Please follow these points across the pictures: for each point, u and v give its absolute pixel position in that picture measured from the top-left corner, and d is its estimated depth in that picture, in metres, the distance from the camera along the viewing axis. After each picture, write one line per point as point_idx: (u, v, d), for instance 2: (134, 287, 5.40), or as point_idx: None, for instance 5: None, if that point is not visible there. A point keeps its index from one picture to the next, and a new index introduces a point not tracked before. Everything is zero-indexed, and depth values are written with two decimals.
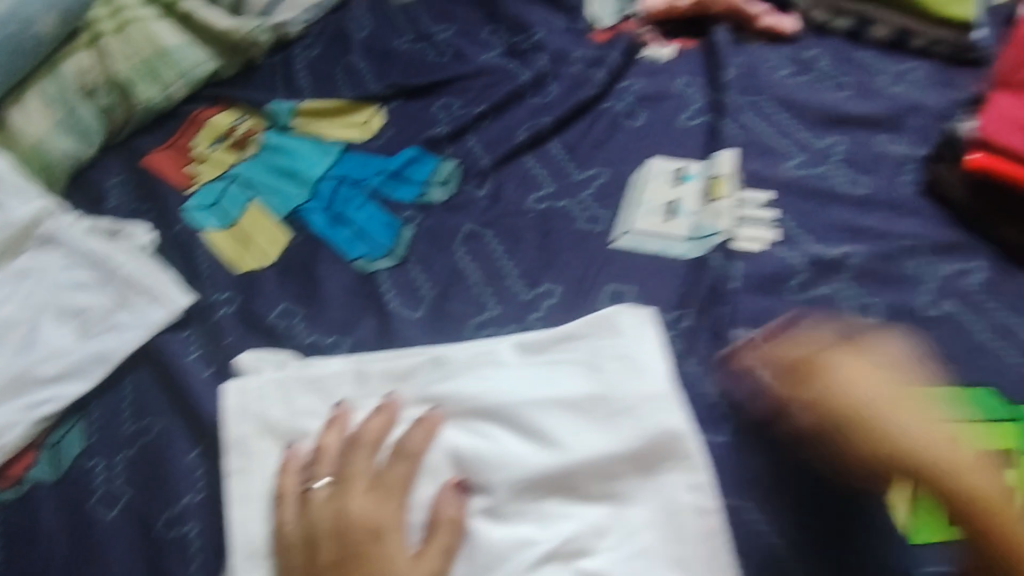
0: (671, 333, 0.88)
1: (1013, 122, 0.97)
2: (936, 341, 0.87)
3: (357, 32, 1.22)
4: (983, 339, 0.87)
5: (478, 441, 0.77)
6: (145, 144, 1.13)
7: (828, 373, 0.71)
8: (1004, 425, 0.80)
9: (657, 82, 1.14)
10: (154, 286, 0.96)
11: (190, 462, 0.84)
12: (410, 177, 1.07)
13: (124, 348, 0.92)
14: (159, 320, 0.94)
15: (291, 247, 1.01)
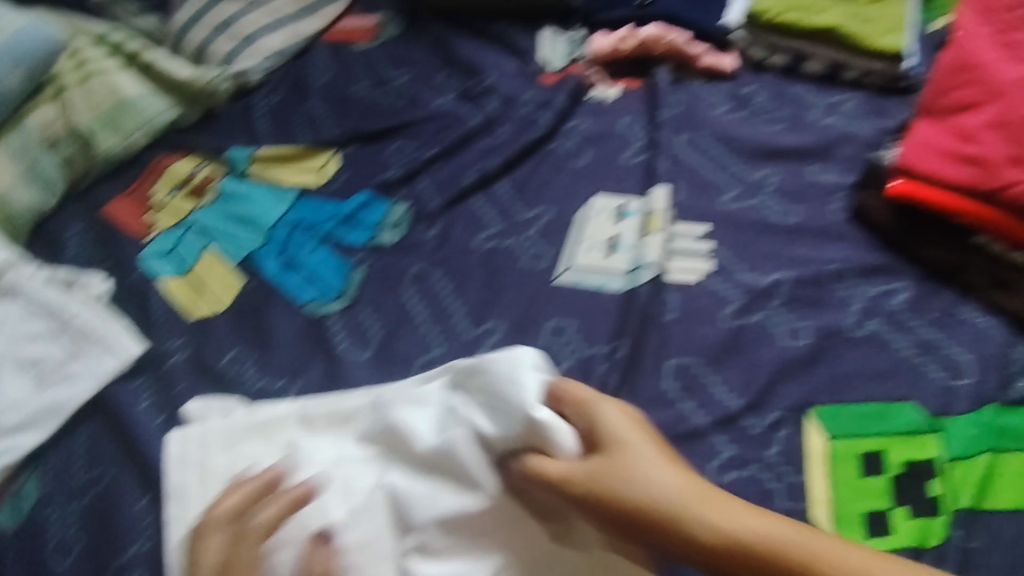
0: (669, 371, 0.80)
1: (938, 148, 0.89)
2: (901, 382, 0.78)
3: (317, 80, 1.22)
4: (908, 354, 0.80)
5: (378, 488, 0.70)
6: (106, 194, 1.11)
7: (621, 476, 0.64)
8: (957, 439, 0.75)
9: (602, 121, 1.07)
10: (109, 335, 0.87)
11: (137, 512, 0.77)
12: (363, 219, 0.95)
13: (78, 396, 0.84)
14: (112, 372, 0.85)
15: (243, 293, 0.91)
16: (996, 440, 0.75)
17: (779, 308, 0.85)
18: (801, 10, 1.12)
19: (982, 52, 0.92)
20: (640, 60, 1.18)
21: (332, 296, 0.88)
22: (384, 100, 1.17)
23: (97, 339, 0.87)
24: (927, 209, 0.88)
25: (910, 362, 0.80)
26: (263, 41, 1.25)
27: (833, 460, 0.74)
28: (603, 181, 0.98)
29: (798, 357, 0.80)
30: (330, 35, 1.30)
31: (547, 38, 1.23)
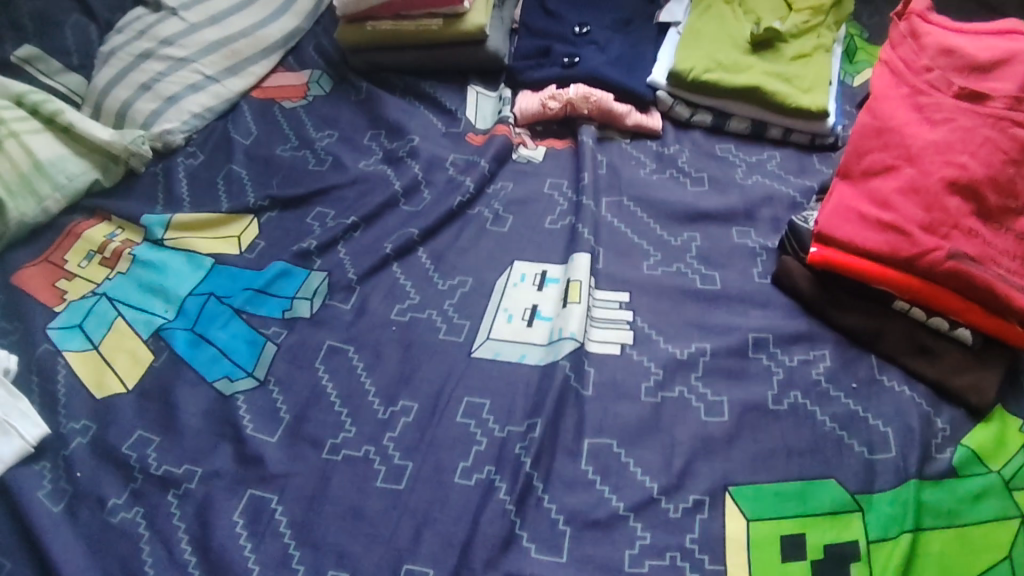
0: (590, 447, 0.76)
1: (855, 213, 0.86)
2: (826, 456, 0.76)
3: (242, 140, 1.20)
4: (831, 429, 0.78)
5: None
6: (18, 259, 1.03)
7: None
8: (880, 515, 0.71)
9: (527, 185, 1.05)
10: (6, 415, 0.76)
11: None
12: (277, 292, 0.91)
13: None
14: (9, 458, 0.75)
15: (152, 369, 0.85)
16: (918, 515, 0.72)
17: (699, 380, 0.82)
18: (722, 70, 1.12)
19: (895, 114, 0.91)
20: (569, 118, 1.16)
21: (241, 374, 0.83)
22: (305, 162, 1.15)
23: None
24: (845, 274, 0.85)
25: (834, 435, 0.78)
26: (185, 101, 1.21)
27: (756, 546, 0.70)
28: (523, 250, 0.95)
29: (719, 434, 0.78)
30: (259, 92, 1.29)
31: (479, 96, 1.24)
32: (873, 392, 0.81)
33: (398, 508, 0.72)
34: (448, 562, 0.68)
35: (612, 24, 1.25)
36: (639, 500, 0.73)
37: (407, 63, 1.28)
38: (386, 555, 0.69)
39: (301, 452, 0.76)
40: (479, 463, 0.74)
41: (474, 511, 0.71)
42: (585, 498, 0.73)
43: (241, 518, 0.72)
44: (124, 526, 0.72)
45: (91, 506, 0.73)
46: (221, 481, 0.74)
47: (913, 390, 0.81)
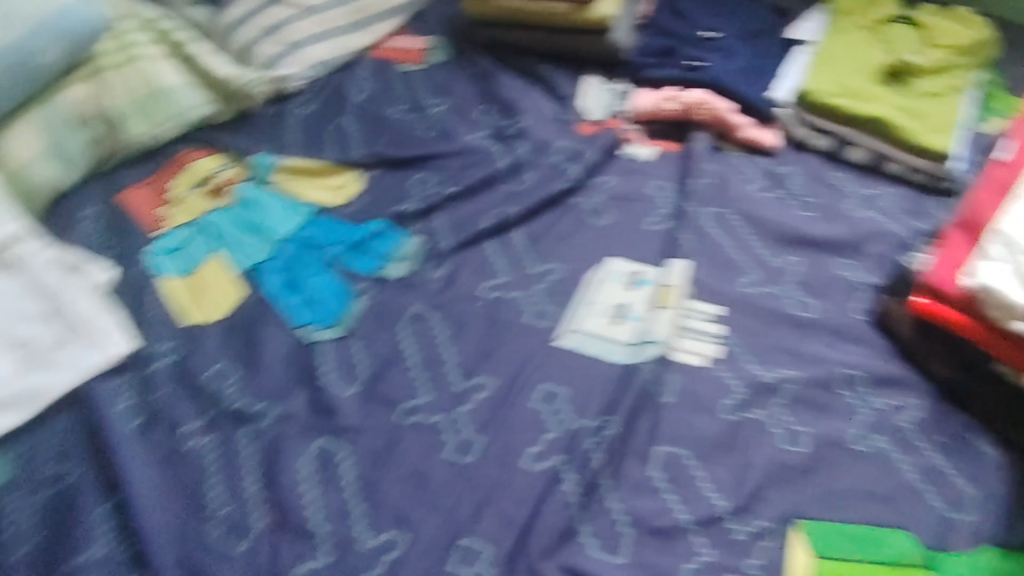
0: (665, 455, 0.75)
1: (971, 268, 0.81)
2: (902, 505, 0.73)
3: (355, 96, 1.21)
4: (911, 479, 0.75)
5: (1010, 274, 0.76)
6: (127, 179, 1.06)
7: None
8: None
9: (631, 183, 1.04)
10: (100, 326, 0.79)
11: (93, 519, 0.67)
12: (372, 250, 0.92)
13: (56, 388, 0.74)
14: (89, 370, 0.76)
15: (241, 305, 0.86)
16: None
17: (781, 407, 0.80)
18: (849, 96, 1.09)
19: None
20: (682, 124, 1.15)
21: (326, 325, 0.83)
22: (414, 126, 1.15)
23: (85, 334, 0.79)
24: (946, 327, 0.81)
25: (914, 486, 0.75)
26: (308, 50, 1.23)
27: None
28: (618, 247, 0.94)
29: (796, 464, 0.75)
30: (379, 52, 1.29)
31: (590, 86, 1.23)
32: (959, 454, 0.77)
33: (462, 482, 0.71)
34: (506, 544, 0.67)
35: (743, 35, 1.23)
36: (704, 517, 0.71)
37: (527, 43, 1.28)
38: (445, 526, 0.68)
39: (373, 409, 0.76)
40: (548, 451, 0.73)
41: (539, 498, 0.70)
42: (650, 504, 0.71)
43: (309, 465, 0.71)
44: (193, 451, 0.72)
45: (167, 424, 0.74)
46: (293, 424, 0.74)
47: (1005, 454, 0.77)
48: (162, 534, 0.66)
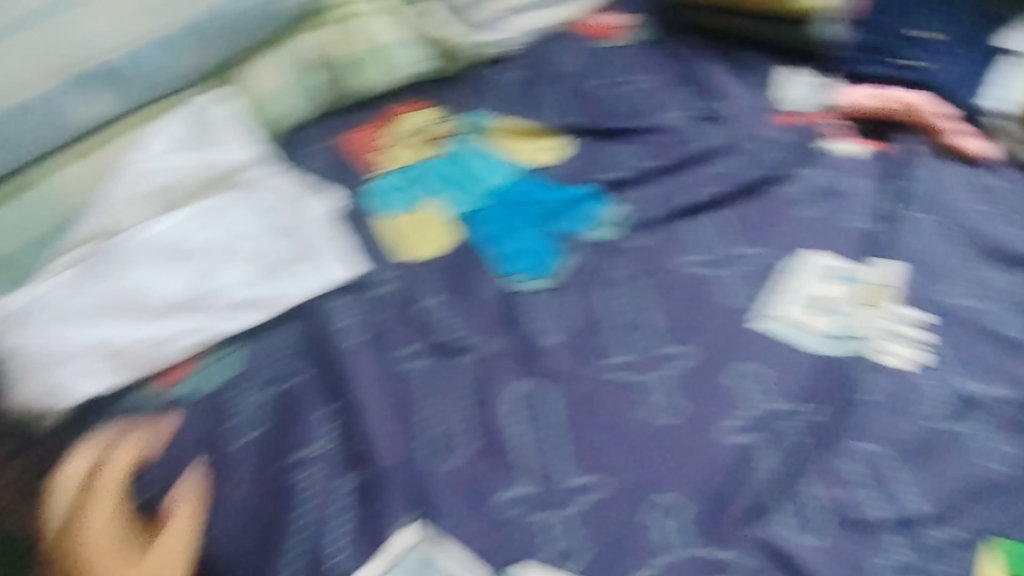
0: (866, 451, 0.74)
1: None
2: None
3: (562, 62, 1.22)
4: None
5: None
6: (354, 122, 1.13)
7: None
8: None
9: (840, 176, 1.00)
10: (331, 248, 0.87)
11: (318, 419, 0.74)
12: (581, 211, 0.95)
13: (293, 297, 0.83)
14: (319, 289, 0.84)
15: (457, 247, 0.90)
16: None
17: (990, 423, 0.77)
18: None
19: None
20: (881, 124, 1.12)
21: (539, 275, 0.87)
22: (624, 98, 1.17)
23: (314, 256, 0.86)
24: None
25: None
26: (520, 18, 1.26)
27: None
28: (824, 238, 0.93)
29: (1003, 481, 0.72)
30: (585, 23, 1.31)
31: (786, 78, 1.19)
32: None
33: (662, 442, 0.73)
34: (703, 507, 0.69)
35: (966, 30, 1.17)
36: (901, 515, 0.70)
37: (718, 29, 1.25)
38: (642, 478, 0.71)
39: (577, 360, 0.79)
40: (749, 426, 0.75)
41: (740, 470, 0.72)
42: (846, 495, 0.71)
43: (517, 400, 0.76)
44: (411, 372, 0.78)
45: (388, 344, 0.80)
46: (502, 362, 0.79)
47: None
48: (387, 448, 0.71)
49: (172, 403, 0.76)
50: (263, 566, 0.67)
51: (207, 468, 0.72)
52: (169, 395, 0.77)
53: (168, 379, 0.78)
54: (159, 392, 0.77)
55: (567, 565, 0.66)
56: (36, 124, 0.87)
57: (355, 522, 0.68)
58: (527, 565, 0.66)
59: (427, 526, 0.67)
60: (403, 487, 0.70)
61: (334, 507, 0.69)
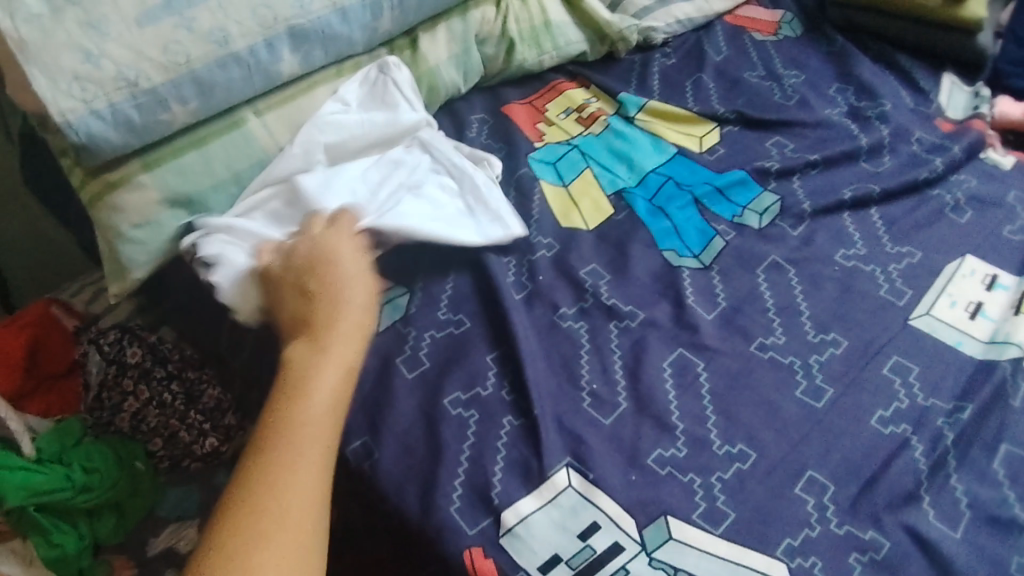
0: (1007, 453, 0.74)
1: None
2: None
3: (713, 55, 1.26)
4: None
5: None
6: (510, 95, 1.17)
7: None
8: None
9: (991, 187, 1.02)
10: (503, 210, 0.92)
11: (484, 362, 0.81)
12: (732, 197, 0.98)
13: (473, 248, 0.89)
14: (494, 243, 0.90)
15: (612, 222, 0.95)
16: None
17: None
18: None
19: None
20: None
21: (688, 254, 0.92)
22: (772, 93, 1.20)
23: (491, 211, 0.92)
24: None
25: None
26: (674, 7, 1.30)
27: None
28: (976, 247, 0.94)
29: None
30: (733, 19, 1.34)
31: (944, 85, 1.22)
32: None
33: (812, 423, 0.76)
34: (850, 488, 0.72)
35: None
36: None
37: (883, 31, 1.30)
38: (789, 456, 0.73)
39: (729, 337, 0.83)
40: (896, 418, 0.77)
41: (885, 458, 0.74)
42: (992, 493, 0.72)
43: (669, 368, 0.80)
44: (570, 332, 0.84)
45: (549, 306, 0.86)
46: (655, 331, 0.84)
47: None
48: (543, 398, 0.77)
49: None
50: (431, 490, 0.73)
51: (380, 398, 0.79)
52: None
53: None
54: None
55: (714, 530, 0.69)
56: (238, 74, 0.93)
57: (517, 464, 0.74)
58: (675, 524, 0.69)
59: (572, 474, 0.72)
60: (563, 438, 0.75)
61: (495, 450, 0.74)
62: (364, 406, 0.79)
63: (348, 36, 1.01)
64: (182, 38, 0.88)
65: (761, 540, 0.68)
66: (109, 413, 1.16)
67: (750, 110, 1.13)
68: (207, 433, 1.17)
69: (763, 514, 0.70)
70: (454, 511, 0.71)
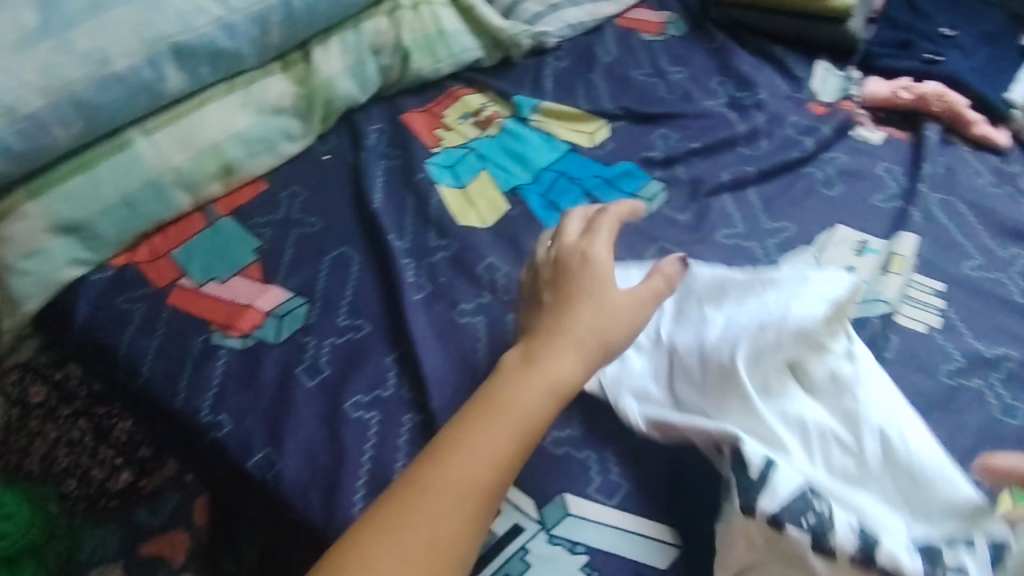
0: None
1: None
2: None
3: (604, 56, 1.28)
4: None
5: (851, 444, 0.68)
6: (407, 104, 1.18)
7: None
8: None
9: (860, 162, 1.08)
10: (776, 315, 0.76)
11: (383, 365, 0.82)
12: (621, 186, 1.02)
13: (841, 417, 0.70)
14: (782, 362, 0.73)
15: (506, 218, 0.98)
16: None
17: (996, 381, 0.82)
18: None
19: None
20: (909, 114, 1.19)
21: None
22: (656, 89, 1.22)
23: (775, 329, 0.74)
24: None
25: None
26: (566, 12, 1.32)
27: None
28: (849, 218, 0.99)
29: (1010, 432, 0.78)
30: (624, 21, 1.38)
31: (818, 72, 1.28)
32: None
33: None
34: None
35: (980, 35, 1.31)
36: None
37: (766, 26, 1.34)
38: None
39: None
40: None
41: None
42: None
43: None
44: (468, 327, 0.85)
45: (446, 305, 0.87)
46: None
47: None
48: (441, 392, 0.79)
49: (249, 347, 0.86)
50: (334, 490, 0.73)
51: (281, 406, 0.80)
52: (246, 340, 0.87)
53: (240, 329, 0.88)
54: (236, 336, 0.87)
55: (608, 501, 0.72)
56: (125, 95, 0.94)
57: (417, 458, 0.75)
58: (572, 501, 0.72)
59: None
60: None
61: (395, 444, 0.76)
62: (265, 415, 0.80)
63: (237, 52, 1.02)
64: (61, 61, 0.90)
65: (652, 508, 0.72)
66: (16, 457, 1.13)
67: (635, 104, 1.16)
68: (121, 469, 1.14)
69: (644, 483, 0.73)
70: (357, 512, 0.72)
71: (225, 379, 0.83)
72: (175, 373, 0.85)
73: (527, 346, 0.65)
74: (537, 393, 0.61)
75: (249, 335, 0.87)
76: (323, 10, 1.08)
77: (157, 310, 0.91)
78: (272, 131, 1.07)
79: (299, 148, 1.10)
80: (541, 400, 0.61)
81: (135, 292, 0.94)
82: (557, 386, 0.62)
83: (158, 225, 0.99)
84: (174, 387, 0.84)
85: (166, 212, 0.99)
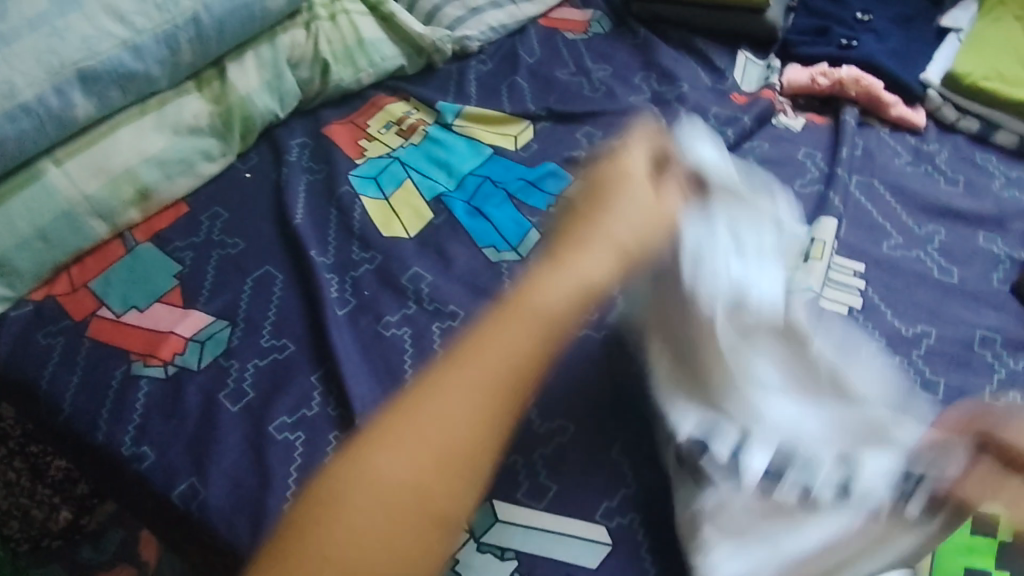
0: None
1: None
2: None
3: (526, 58, 1.28)
4: None
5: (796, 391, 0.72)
6: (330, 116, 1.16)
7: None
8: None
9: (781, 149, 1.09)
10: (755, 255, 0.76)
11: (309, 384, 0.81)
12: (545, 188, 1.01)
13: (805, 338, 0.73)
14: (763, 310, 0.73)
15: (430, 227, 0.97)
16: None
17: (919, 357, 0.85)
18: (999, 79, 1.17)
19: None
20: (829, 99, 1.21)
21: (506, 249, 0.94)
22: (580, 87, 1.22)
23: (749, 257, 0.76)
24: None
25: None
26: (487, 15, 1.31)
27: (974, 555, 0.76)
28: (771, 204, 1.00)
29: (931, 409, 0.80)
30: (547, 21, 1.37)
31: (743, 61, 1.29)
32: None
33: (623, 388, 0.79)
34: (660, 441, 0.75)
35: (893, 18, 1.33)
36: None
37: (690, 19, 1.34)
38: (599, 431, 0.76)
39: None
40: None
41: None
42: None
43: None
44: (393, 339, 0.84)
45: (372, 319, 0.86)
46: (476, 325, 0.85)
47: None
48: (366, 408, 0.78)
49: (171, 375, 0.84)
50: (262, 514, 0.72)
51: (207, 432, 0.79)
52: (168, 368, 0.85)
53: (161, 357, 0.86)
54: (158, 365, 0.85)
55: (537, 505, 0.73)
56: (33, 124, 0.92)
57: None
58: (504, 507, 0.73)
59: None
60: None
61: (322, 463, 0.75)
62: (190, 442, 0.78)
63: (147, 74, 1.00)
64: None
65: (581, 509, 0.73)
66: None
67: (556, 104, 1.16)
68: (59, 508, 1.11)
69: (573, 481, 0.74)
70: None
71: (149, 408, 0.82)
72: (95, 407, 0.83)
73: (557, 254, 0.67)
74: (562, 292, 0.64)
75: (171, 362, 0.85)
76: (234, 25, 1.06)
77: (76, 343, 0.89)
78: (190, 151, 1.05)
79: (218, 168, 1.07)
80: (535, 337, 0.62)
81: (53, 325, 0.91)
82: (589, 286, 0.65)
83: (75, 255, 0.97)
84: (95, 421, 0.82)
85: (82, 242, 0.96)
